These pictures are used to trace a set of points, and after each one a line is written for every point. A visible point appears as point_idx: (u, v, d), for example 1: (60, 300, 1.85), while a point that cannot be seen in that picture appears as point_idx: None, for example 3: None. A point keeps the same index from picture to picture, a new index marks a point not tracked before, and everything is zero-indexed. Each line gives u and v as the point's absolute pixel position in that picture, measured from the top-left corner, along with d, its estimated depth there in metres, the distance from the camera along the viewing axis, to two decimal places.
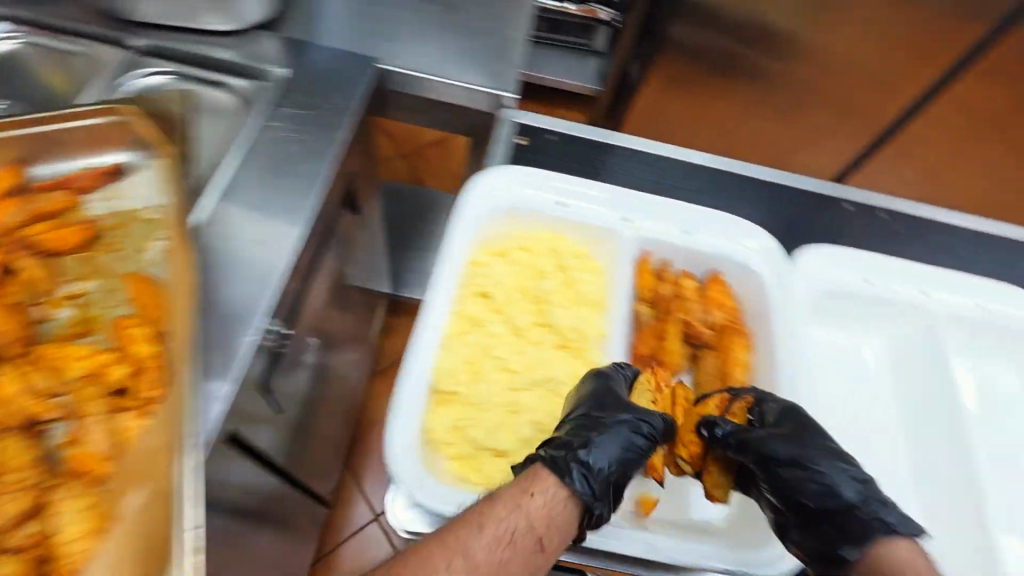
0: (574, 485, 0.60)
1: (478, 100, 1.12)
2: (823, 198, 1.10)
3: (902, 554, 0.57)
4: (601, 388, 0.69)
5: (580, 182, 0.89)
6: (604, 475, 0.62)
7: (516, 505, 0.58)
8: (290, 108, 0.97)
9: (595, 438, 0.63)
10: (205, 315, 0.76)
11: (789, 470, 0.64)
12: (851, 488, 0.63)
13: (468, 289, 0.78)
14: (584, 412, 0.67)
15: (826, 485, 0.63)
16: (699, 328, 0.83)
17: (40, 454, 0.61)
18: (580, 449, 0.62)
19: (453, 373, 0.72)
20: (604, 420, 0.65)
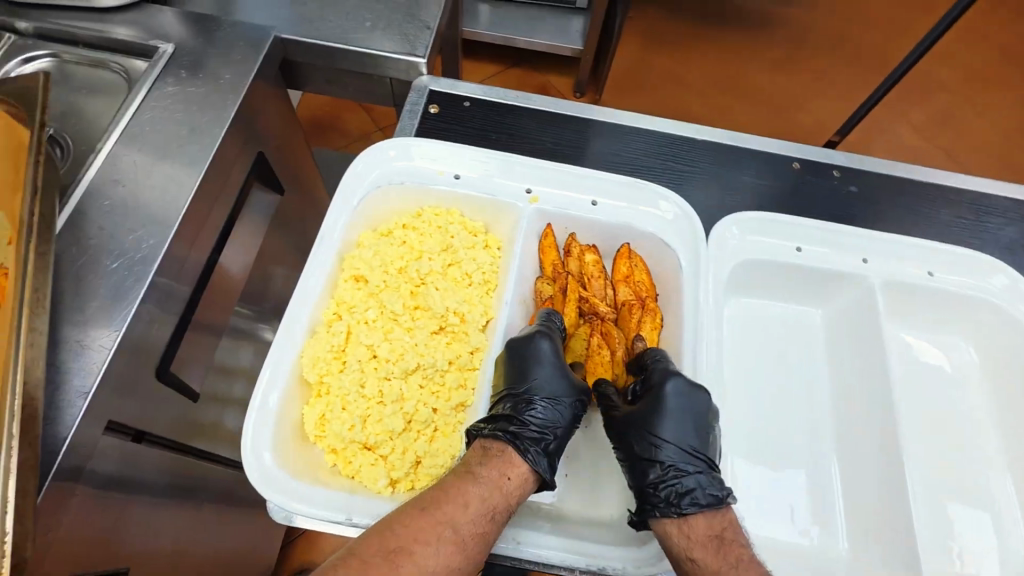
0: (538, 465, 0.61)
1: (392, 70, 1.06)
2: (764, 155, 1.00)
3: (672, 532, 0.60)
4: (522, 361, 0.67)
5: (475, 153, 0.82)
6: (548, 448, 0.63)
7: (492, 484, 0.59)
8: (174, 86, 0.93)
9: (536, 403, 0.64)
10: (79, 302, 0.73)
11: (639, 441, 0.65)
12: (666, 470, 0.64)
13: (343, 273, 0.73)
14: (506, 388, 0.67)
15: (662, 461, 0.64)
16: (599, 302, 0.76)
17: None
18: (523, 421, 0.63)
19: (315, 363, 0.67)
20: (524, 400, 0.65)
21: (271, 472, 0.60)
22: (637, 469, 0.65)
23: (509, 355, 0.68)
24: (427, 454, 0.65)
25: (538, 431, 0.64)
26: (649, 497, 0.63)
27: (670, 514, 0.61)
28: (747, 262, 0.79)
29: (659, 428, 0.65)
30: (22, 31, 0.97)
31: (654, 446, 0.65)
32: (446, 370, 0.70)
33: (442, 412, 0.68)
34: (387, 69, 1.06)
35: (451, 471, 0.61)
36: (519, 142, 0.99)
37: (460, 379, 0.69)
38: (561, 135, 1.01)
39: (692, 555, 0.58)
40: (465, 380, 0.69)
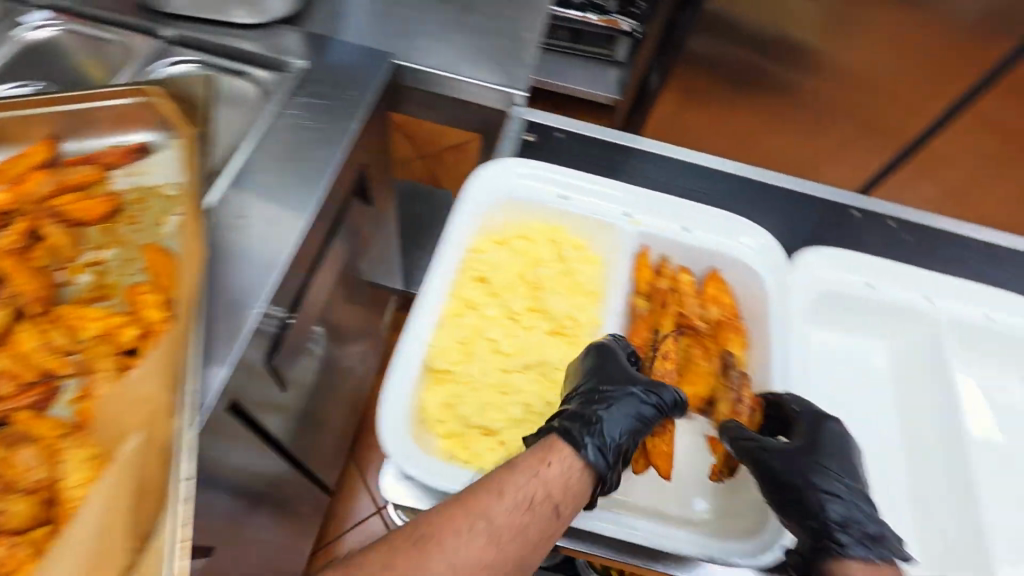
0: (588, 457, 0.64)
1: (491, 100, 1.15)
2: (827, 204, 1.09)
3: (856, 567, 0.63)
4: (602, 367, 0.71)
5: (579, 176, 0.91)
6: (605, 445, 0.65)
7: (536, 467, 0.62)
8: (306, 97, 1.01)
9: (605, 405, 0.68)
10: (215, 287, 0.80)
11: (808, 480, 0.67)
12: (847, 506, 0.66)
13: (466, 275, 0.80)
14: (581, 389, 0.70)
15: (839, 502, 0.66)
16: (697, 321, 0.83)
17: (42, 400, 0.67)
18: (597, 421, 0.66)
19: (447, 352, 0.74)
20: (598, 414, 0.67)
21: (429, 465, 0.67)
22: (796, 486, 0.67)
23: (590, 358, 0.73)
24: None
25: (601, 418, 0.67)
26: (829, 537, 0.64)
27: (860, 552, 0.63)
28: (824, 295, 0.88)
29: (825, 463, 0.69)
30: (163, 37, 1.05)
31: (831, 487, 0.67)
32: (559, 369, 0.77)
33: (556, 403, 0.74)
34: (485, 100, 1.15)
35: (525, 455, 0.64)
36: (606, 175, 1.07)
37: (570, 378, 0.76)
38: (643, 171, 1.10)
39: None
40: None
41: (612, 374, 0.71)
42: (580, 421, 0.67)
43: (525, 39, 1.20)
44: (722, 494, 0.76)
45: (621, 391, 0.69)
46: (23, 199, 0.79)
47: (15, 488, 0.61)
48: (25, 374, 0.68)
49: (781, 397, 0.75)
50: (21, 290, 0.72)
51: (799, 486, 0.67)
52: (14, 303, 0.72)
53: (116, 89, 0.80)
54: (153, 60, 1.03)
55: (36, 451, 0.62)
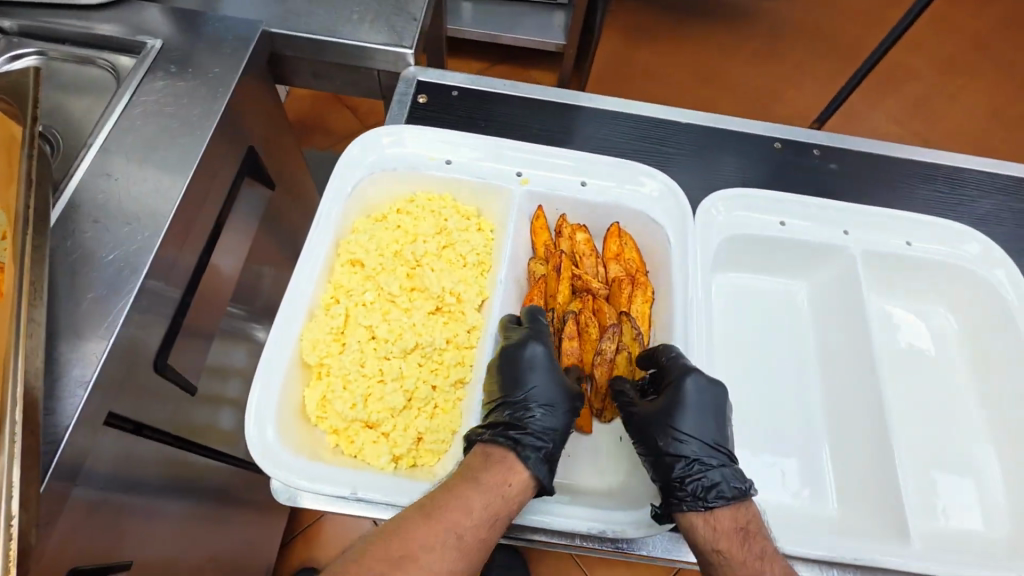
0: (538, 471, 0.59)
1: (380, 61, 1.07)
2: (745, 139, 1.03)
3: (697, 523, 0.60)
4: (516, 368, 0.66)
5: (466, 139, 0.84)
6: (549, 455, 0.61)
7: (493, 489, 0.56)
8: (166, 81, 0.94)
9: (534, 408, 0.63)
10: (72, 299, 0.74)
11: (659, 432, 0.65)
12: (696, 461, 0.63)
13: (339, 259, 0.74)
14: (501, 396, 0.65)
15: (685, 457, 0.63)
16: (592, 281, 0.77)
17: None
18: (523, 424, 0.62)
19: (319, 345, 0.68)
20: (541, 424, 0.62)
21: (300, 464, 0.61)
22: (649, 444, 0.65)
23: (502, 362, 0.67)
24: (428, 431, 0.67)
25: (540, 428, 0.62)
26: (677, 493, 0.61)
27: (694, 509, 0.60)
28: (732, 236, 0.81)
29: (683, 417, 0.65)
30: (5, 29, 0.96)
31: (676, 441, 0.64)
32: (443, 350, 0.70)
33: (441, 387, 0.69)
34: (374, 61, 1.07)
35: (451, 475, 0.59)
36: (507, 130, 1.00)
37: (456, 357, 0.70)
38: (548, 122, 1.03)
39: (717, 547, 0.58)
40: (461, 357, 0.71)
41: (526, 375, 0.65)
42: (516, 416, 0.63)
43: None
44: (634, 463, 0.71)
45: (536, 389, 0.64)
46: None
47: None
48: None
49: (659, 347, 0.70)
50: None
51: (653, 446, 0.65)
52: None
53: None
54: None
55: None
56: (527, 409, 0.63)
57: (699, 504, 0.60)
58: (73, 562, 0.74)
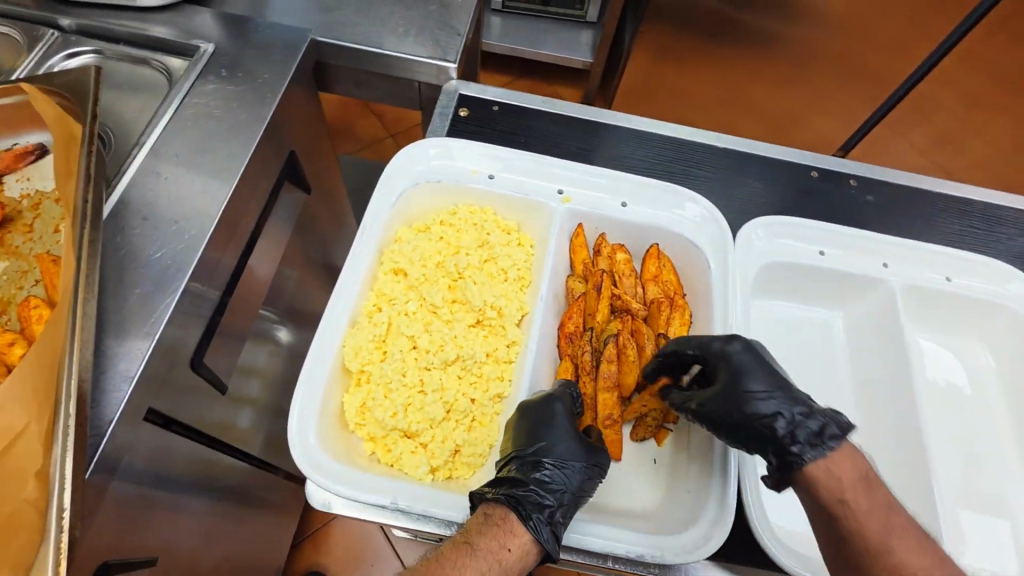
0: (538, 535, 0.57)
1: (422, 74, 1.08)
2: (781, 166, 1.03)
3: (820, 474, 0.57)
4: (536, 423, 0.65)
5: (510, 154, 0.85)
6: (553, 516, 0.59)
7: (492, 556, 0.54)
8: (216, 85, 0.96)
9: (548, 466, 0.62)
10: (119, 294, 0.76)
11: (731, 406, 0.63)
12: (786, 416, 0.61)
13: (383, 267, 0.75)
14: (515, 451, 0.64)
15: (770, 414, 0.61)
16: (631, 301, 0.77)
17: None
18: (538, 482, 0.60)
19: (361, 352, 0.69)
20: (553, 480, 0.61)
21: (340, 471, 0.62)
22: (727, 417, 0.63)
23: (521, 416, 0.66)
24: (466, 444, 0.67)
25: (552, 484, 0.60)
26: (789, 450, 0.59)
27: (813, 455, 0.58)
28: (771, 264, 0.81)
29: (748, 380, 0.64)
30: (63, 27, 0.99)
31: (755, 404, 0.62)
32: (483, 362, 0.71)
33: (480, 401, 0.69)
34: (416, 73, 1.09)
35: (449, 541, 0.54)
36: (546, 147, 1.01)
37: (495, 371, 0.71)
38: (586, 140, 1.04)
39: (843, 497, 0.55)
40: (499, 372, 0.71)
41: (543, 426, 0.64)
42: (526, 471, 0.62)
43: (457, 4, 1.12)
44: (668, 484, 0.71)
45: (546, 447, 0.63)
46: None
47: None
48: None
49: (693, 324, 0.73)
50: None
51: (732, 416, 0.63)
52: None
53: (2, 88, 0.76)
54: (52, 53, 0.97)
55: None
56: (541, 465, 0.62)
57: (808, 453, 0.58)
58: (103, 556, 0.74)
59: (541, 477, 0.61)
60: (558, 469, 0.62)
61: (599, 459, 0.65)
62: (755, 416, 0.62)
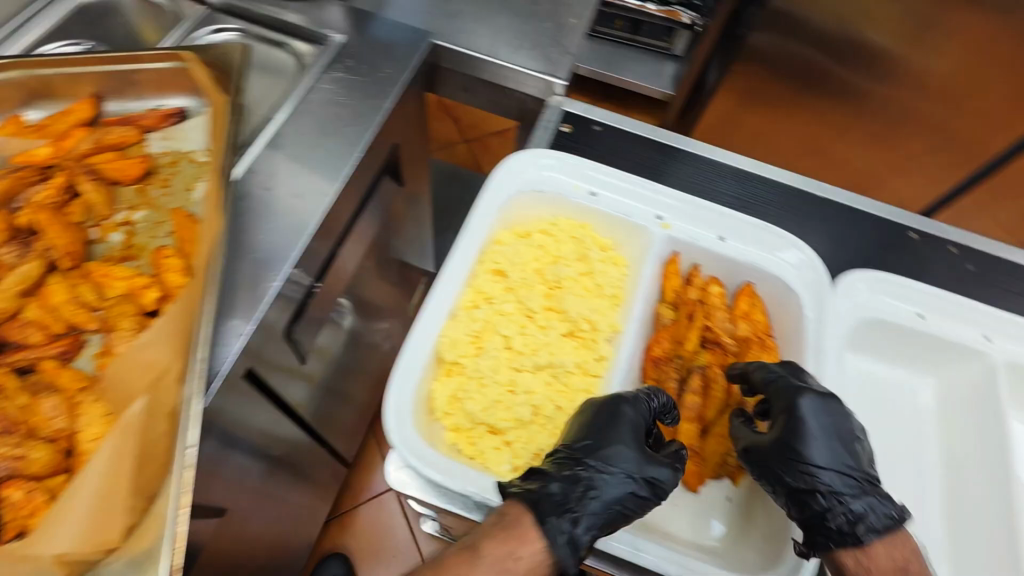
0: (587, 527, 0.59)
1: (529, 86, 1.12)
2: (878, 224, 1.02)
3: (847, 564, 0.59)
4: (604, 417, 0.65)
5: (615, 177, 0.88)
6: (617, 502, 0.61)
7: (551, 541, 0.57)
8: (341, 73, 1.00)
9: (616, 461, 0.63)
10: (239, 256, 0.81)
11: (786, 470, 0.63)
12: (838, 493, 0.61)
13: (483, 266, 0.77)
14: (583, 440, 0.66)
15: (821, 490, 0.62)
16: (723, 336, 0.78)
17: (63, 353, 0.67)
18: (599, 473, 0.62)
19: (457, 344, 0.71)
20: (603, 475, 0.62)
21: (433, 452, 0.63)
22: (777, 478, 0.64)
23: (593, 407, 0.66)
24: (549, 449, 0.68)
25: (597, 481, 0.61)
26: (823, 531, 0.60)
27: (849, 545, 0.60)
28: (866, 320, 0.80)
29: (808, 449, 0.63)
30: (211, 4, 1.07)
31: (810, 475, 0.62)
32: (572, 373, 0.72)
33: (567, 410, 0.70)
34: (524, 85, 1.12)
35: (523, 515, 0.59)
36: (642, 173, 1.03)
37: (584, 383, 0.72)
38: (681, 171, 1.05)
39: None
40: (587, 384, 0.72)
41: (616, 424, 0.64)
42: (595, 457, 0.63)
43: (571, 24, 1.15)
44: (742, 525, 0.69)
45: (618, 442, 0.63)
46: (66, 154, 0.81)
47: (28, 433, 0.60)
48: (52, 325, 0.68)
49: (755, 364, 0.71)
50: (55, 241, 0.72)
51: (781, 474, 0.64)
52: (47, 254, 0.72)
53: (167, 56, 0.84)
54: (196, 27, 1.05)
55: (58, 403, 0.62)
56: (616, 454, 0.63)
57: (845, 542, 0.60)
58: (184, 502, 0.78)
59: (608, 466, 0.62)
60: (624, 462, 0.63)
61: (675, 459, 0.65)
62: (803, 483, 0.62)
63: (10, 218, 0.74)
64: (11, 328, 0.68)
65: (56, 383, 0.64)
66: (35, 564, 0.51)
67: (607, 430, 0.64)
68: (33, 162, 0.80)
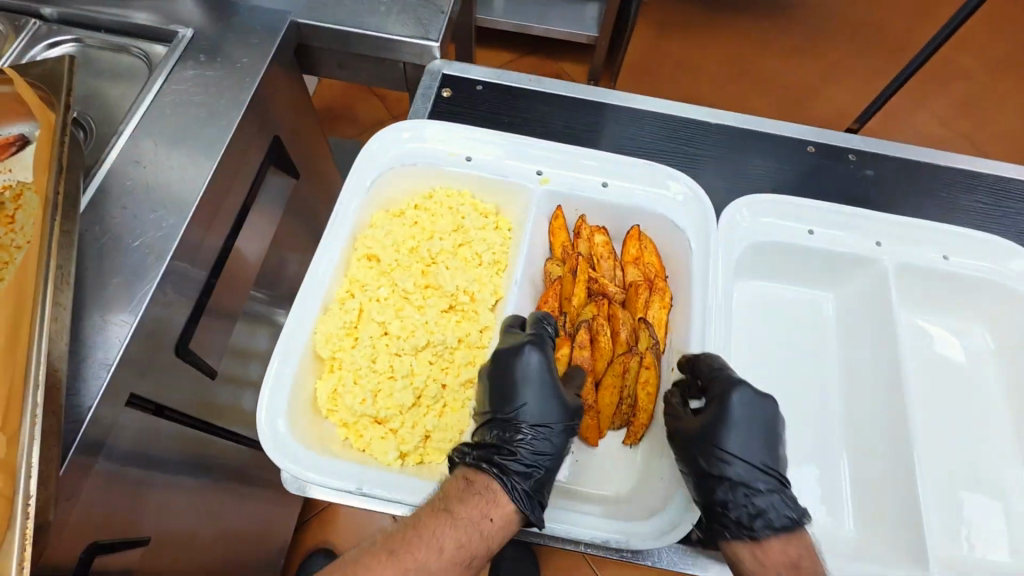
0: (755, 486, 0.62)
1: (404, 52, 1.06)
2: (779, 140, 0.99)
3: (744, 555, 0.59)
4: (711, 421, 0.64)
5: (487, 134, 0.83)
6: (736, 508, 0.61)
7: (471, 525, 0.56)
8: (194, 69, 0.95)
9: (744, 477, 0.62)
10: (114, 273, 0.77)
11: (704, 456, 0.62)
12: (744, 477, 0.62)
13: (355, 253, 0.75)
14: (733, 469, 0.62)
15: (730, 481, 0.62)
16: (609, 284, 0.76)
17: None
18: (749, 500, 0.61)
19: (331, 339, 0.69)
20: (717, 479, 0.61)
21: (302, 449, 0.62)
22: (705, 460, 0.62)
23: (728, 470, 0.62)
24: (436, 429, 0.68)
25: (749, 500, 0.61)
26: (719, 519, 0.61)
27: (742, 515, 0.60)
28: (760, 243, 0.79)
29: (728, 438, 0.63)
30: (46, 17, 0.99)
31: (722, 463, 0.62)
32: (452, 348, 0.72)
33: (453, 385, 0.71)
34: (399, 52, 1.06)
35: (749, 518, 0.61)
36: (531, 127, 0.99)
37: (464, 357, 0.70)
38: (574, 117, 1.01)
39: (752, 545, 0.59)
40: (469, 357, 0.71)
41: (724, 437, 0.63)
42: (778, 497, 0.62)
43: None
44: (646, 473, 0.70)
45: (729, 457, 0.62)
46: None
47: None
48: None
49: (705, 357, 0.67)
50: None
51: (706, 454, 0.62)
52: None
53: None
54: (36, 42, 0.97)
55: None
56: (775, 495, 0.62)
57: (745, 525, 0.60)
58: (92, 536, 0.74)
59: (729, 481, 0.61)
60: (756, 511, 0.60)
61: (728, 472, 0.62)
62: (723, 476, 0.62)
63: None
64: None
65: None
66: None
67: (724, 454, 0.62)
68: None
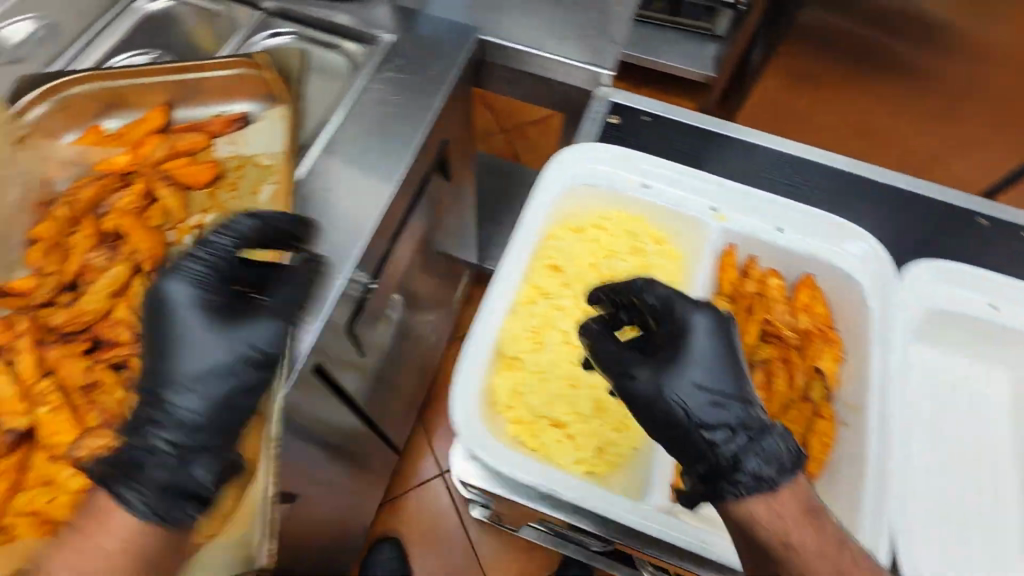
0: (747, 463, 0.59)
1: (576, 76, 1.11)
2: (951, 211, 0.97)
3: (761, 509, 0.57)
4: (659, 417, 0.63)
5: (670, 166, 0.86)
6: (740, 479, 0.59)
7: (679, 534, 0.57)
8: (391, 72, 1.00)
9: (748, 460, 0.59)
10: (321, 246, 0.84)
11: (713, 478, 0.60)
12: (729, 436, 0.61)
13: (539, 261, 0.79)
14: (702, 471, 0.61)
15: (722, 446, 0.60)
16: (785, 329, 0.77)
17: None
18: (735, 464, 0.59)
19: (517, 339, 0.73)
20: (721, 467, 0.60)
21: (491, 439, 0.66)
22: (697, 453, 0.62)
23: (677, 448, 0.63)
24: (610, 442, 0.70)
25: (753, 481, 0.58)
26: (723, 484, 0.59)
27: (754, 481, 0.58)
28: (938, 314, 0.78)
29: (704, 432, 0.62)
30: (265, 8, 1.09)
31: (712, 434, 0.61)
32: None
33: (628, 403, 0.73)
34: (571, 75, 1.11)
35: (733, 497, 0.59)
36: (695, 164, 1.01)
37: None
38: (737, 160, 1.03)
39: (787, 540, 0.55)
40: None
41: (697, 369, 0.63)
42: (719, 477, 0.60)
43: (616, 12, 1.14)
44: None
45: (710, 425, 0.62)
46: (141, 161, 0.86)
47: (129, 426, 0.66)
48: (140, 325, 0.73)
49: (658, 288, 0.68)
50: (139, 246, 0.77)
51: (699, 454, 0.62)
52: (132, 258, 0.76)
53: (235, 62, 0.88)
54: (255, 30, 1.07)
55: (148, 396, 0.68)
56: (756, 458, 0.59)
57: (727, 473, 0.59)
58: None
59: (721, 445, 0.61)
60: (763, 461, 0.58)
61: (739, 442, 0.60)
62: (711, 443, 0.61)
63: (96, 222, 0.79)
64: (103, 327, 0.72)
65: (145, 386, 0.69)
66: (157, 538, 0.58)
67: (745, 429, 0.61)
68: (112, 169, 0.85)
